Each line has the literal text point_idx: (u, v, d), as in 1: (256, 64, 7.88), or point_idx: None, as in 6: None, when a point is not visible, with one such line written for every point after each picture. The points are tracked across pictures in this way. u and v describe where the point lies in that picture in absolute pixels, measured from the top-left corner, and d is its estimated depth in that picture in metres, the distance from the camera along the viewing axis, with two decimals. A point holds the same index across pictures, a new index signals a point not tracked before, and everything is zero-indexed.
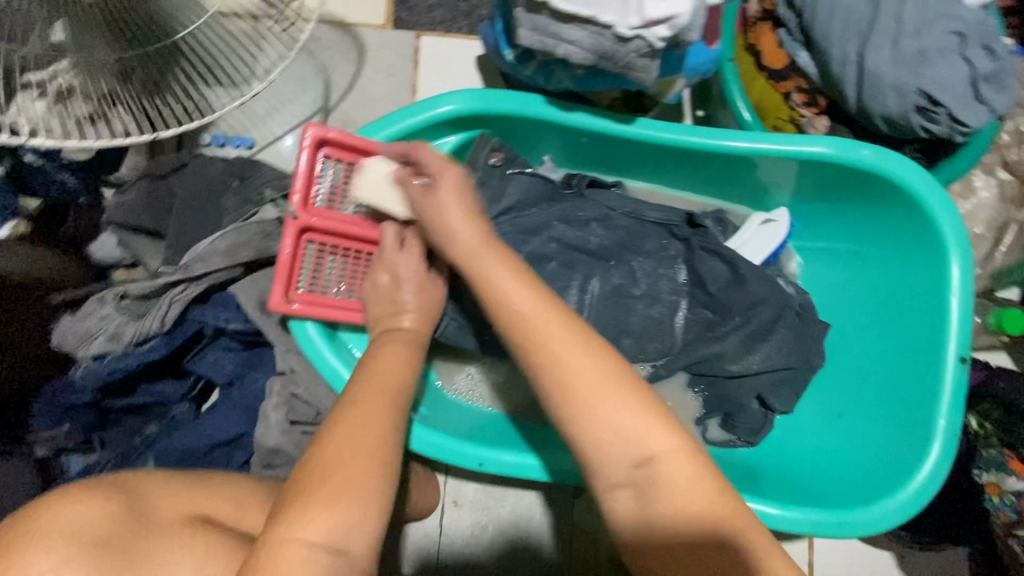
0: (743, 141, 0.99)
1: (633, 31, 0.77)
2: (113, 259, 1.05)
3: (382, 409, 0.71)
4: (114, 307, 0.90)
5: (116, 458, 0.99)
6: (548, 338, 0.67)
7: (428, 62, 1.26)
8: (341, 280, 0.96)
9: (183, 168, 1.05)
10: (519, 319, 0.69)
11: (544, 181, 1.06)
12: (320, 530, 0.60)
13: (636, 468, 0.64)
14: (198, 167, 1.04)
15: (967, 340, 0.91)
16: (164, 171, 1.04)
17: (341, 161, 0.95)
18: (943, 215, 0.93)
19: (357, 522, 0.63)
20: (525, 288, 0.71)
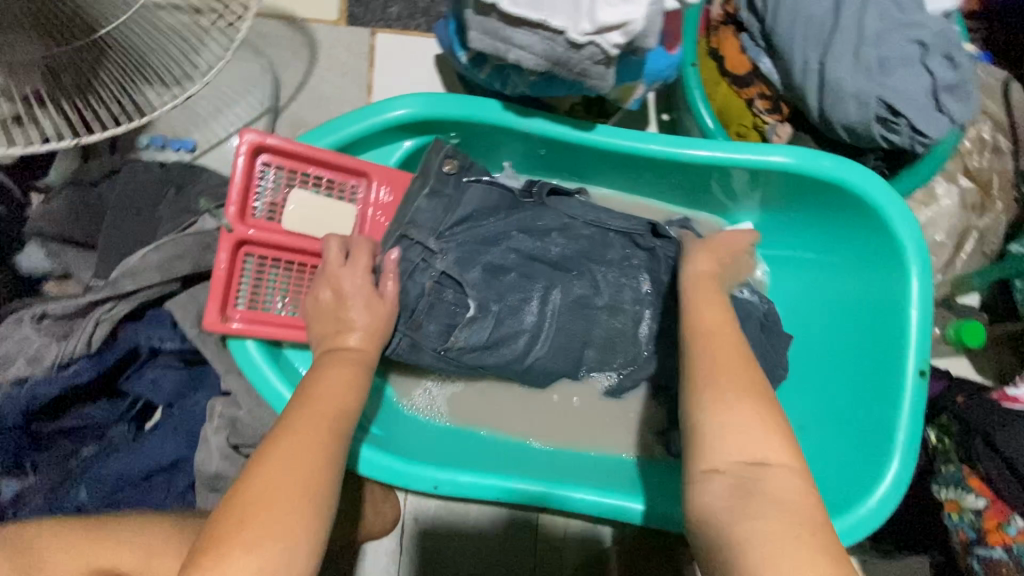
0: (706, 150, 0.96)
1: (586, 37, 0.74)
2: (42, 270, 0.98)
3: (321, 435, 0.67)
4: (34, 328, 0.84)
5: (47, 485, 0.92)
6: (715, 348, 0.71)
7: (384, 60, 1.20)
8: (284, 294, 0.91)
9: (116, 174, 0.99)
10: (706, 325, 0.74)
11: (503, 189, 1.00)
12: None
13: (748, 464, 0.62)
14: (132, 173, 0.97)
15: (926, 353, 0.90)
16: (95, 178, 0.99)
17: (284, 168, 0.91)
18: (904, 227, 0.92)
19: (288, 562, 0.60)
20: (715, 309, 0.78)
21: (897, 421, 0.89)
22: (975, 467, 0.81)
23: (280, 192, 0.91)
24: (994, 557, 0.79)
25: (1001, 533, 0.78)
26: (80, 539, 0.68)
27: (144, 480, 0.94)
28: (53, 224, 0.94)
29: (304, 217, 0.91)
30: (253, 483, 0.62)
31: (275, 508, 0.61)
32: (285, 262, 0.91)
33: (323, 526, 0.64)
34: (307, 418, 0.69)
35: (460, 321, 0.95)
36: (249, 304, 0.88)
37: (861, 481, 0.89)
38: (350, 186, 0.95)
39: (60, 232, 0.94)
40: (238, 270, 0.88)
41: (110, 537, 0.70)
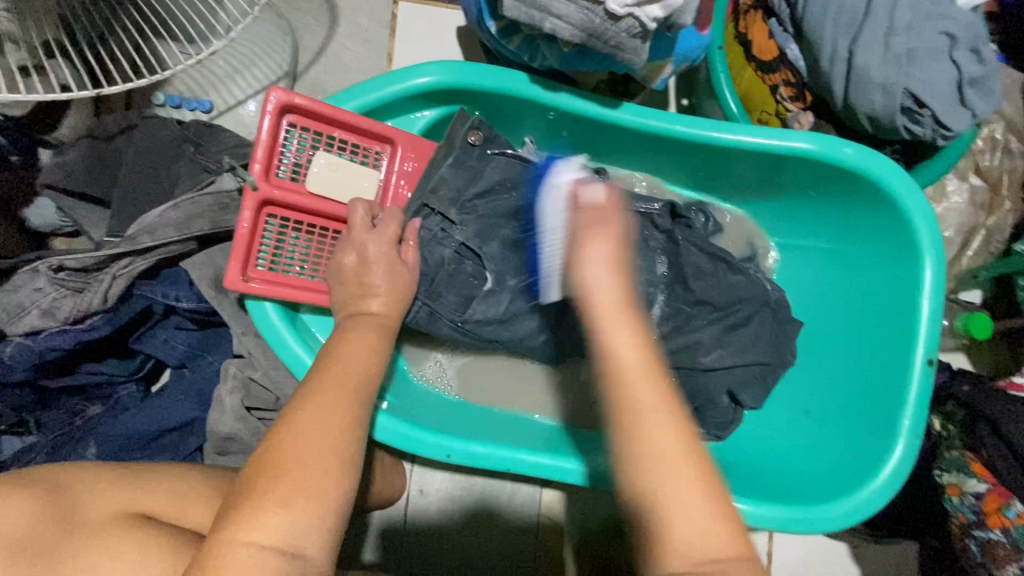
0: (730, 133, 0.97)
1: (625, 10, 0.73)
2: (52, 226, 0.98)
3: (344, 398, 0.69)
4: (49, 281, 0.81)
5: (54, 442, 0.92)
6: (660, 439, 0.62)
7: (406, 29, 1.19)
8: (304, 258, 0.91)
9: (132, 129, 0.96)
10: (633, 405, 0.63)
11: (524, 163, 0.98)
12: (271, 530, 0.58)
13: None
14: (150, 129, 0.95)
15: (935, 342, 0.92)
16: (110, 132, 0.96)
17: (308, 129, 0.90)
18: (920, 217, 0.93)
19: (313, 518, 0.61)
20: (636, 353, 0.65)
21: (903, 408, 0.91)
22: (976, 452, 0.84)
23: (304, 155, 0.90)
24: (992, 539, 0.81)
25: (1000, 517, 0.80)
26: (100, 491, 0.67)
27: (154, 440, 0.93)
28: (66, 176, 0.92)
29: (331, 181, 0.90)
30: (282, 442, 0.64)
31: (301, 465, 0.62)
32: (306, 226, 0.90)
33: (347, 484, 0.64)
34: (332, 382, 0.70)
35: (478, 293, 0.95)
36: (269, 265, 0.88)
37: (865, 465, 0.91)
38: (374, 151, 0.94)
39: (73, 185, 0.92)
40: (260, 230, 0.87)
41: (129, 490, 0.69)
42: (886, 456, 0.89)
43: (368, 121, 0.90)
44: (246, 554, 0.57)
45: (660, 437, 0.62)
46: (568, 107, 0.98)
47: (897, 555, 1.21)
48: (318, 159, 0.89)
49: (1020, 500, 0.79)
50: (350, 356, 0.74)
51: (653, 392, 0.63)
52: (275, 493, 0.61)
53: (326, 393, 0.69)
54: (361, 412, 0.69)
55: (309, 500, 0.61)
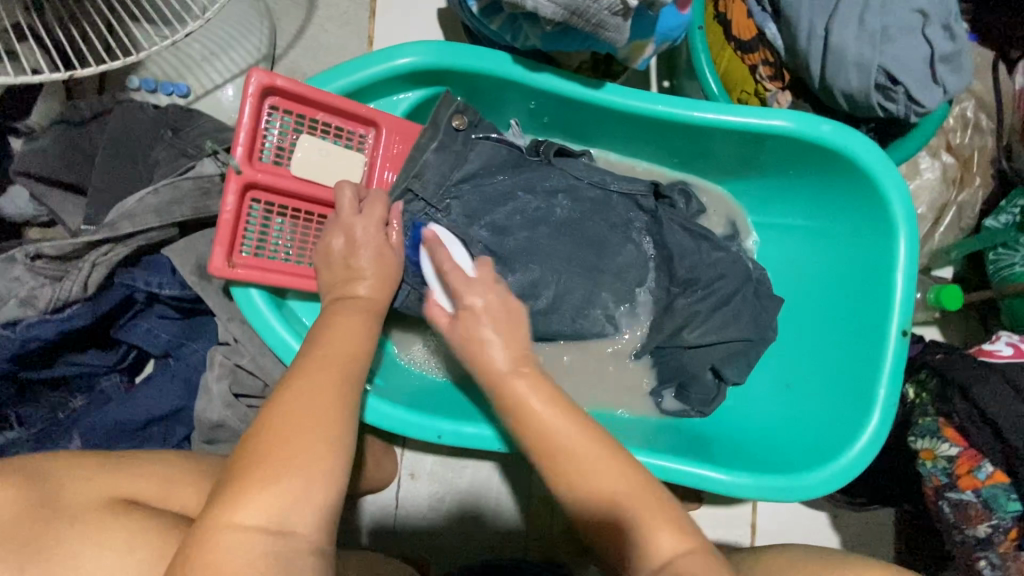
0: (710, 112, 0.98)
1: None
2: (26, 215, 0.95)
3: (332, 380, 0.69)
4: (25, 270, 0.80)
5: (36, 435, 0.91)
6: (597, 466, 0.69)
7: (385, 11, 1.17)
8: (289, 243, 0.90)
9: (107, 115, 0.94)
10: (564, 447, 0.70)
11: (509, 147, 0.99)
12: (258, 511, 0.59)
13: None
14: (125, 113, 0.93)
15: (909, 314, 0.95)
16: (84, 117, 0.93)
17: (290, 112, 0.89)
18: (894, 193, 0.96)
19: (311, 494, 0.61)
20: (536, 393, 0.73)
21: (879, 378, 0.94)
22: (948, 417, 0.87)
23: (287, 138, 0.90)
24: (964, 499, 0.84)
25: (972, 478, 0.84)
26: (88, 479, 0.67)
27: (140, 430, 0.92)
28: (40, 164, 0.90)
29: (316, 164, 0.89)
30: (267, 426, 0.64)
31: (294, 444, 0.63)
32: (292, 210, 0.90)
33: (342, 460, 0.65)
34: (322, 363, 0.71)
35: None
36: (256, 251, 0.87)
37: (843, 433, 0.95)
38: (358, 134, 0.94)
39: (46, 171, 0.90)
40: (245, 215, 0.87)
41: (118, 477, 0.69)
42: (862, 425, 0.93)
43: (352, 104, 0.90)
44: (233, 534, 0.58)
45: (568, 439, 0.70)
46: (550, 88, 0.99)
47: (875, 522, 1.25)
48: (302, 142, 0.88)
49: (990, 462, 0.83)
50: (338, 338, 0.74)
51: (541, 399, 0.73)
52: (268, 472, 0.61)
53: (316, 375, 0.69)
54: (352, 392, 0.70)
55: (304, 476, 0.61)
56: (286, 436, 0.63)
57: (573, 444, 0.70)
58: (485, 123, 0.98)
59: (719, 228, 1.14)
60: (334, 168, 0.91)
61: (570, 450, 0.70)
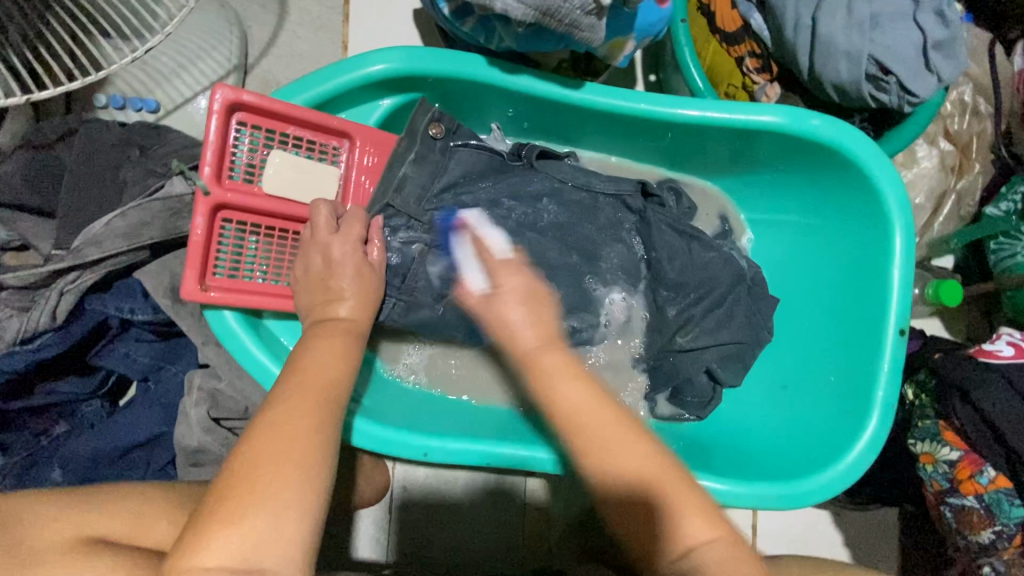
0: (695, 109, 0.94)
1: None
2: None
3: (303, 406, 0.66)
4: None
5: (22, 465, 0.89)
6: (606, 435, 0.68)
7: (359, 14, 1.13)
8: (265, 262, 0.87)
9: (72, 135, 0.91)
10: (572, 410, 0.70)
11: (491, 153, 0.97)
12: (220, 551, 0.55)
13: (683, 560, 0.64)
14: (90, 133, 0.90)
15: (906, 311, 0.92)
16: (48, 139, 0.90)
17: (259, 127, 0.86)
18: (887, 186, 0.92)
19: (287, 529, 0.57)
20: (571, 378, 0.72)
21: (876, 378, 0.91)
22: (948, 420, 0.84)
23: (257, 154, 0.86)
24: (967, 505, 0.83)
25: (974, 483, 0.82)
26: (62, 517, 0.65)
27: (121, 457, 0.91)
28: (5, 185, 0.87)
29: (290, 180, 0.86)
30: (235, 460, 0.61)
31: (265, 475, 0.59)
32: (266, 228, 0.87)
33: (319, 488, 0.62)
34: (298, 391, 0.68)
35: (449, 289, 0.92)
36: (230, 273, 0.84)
37: (840, 435, 0.92)
38: (332, 147, 0.90)
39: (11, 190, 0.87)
40: (216, 236, 0.83)
41: (90, 513, 0.67)
42: (860, 427, 0.90)
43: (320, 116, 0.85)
44: None
45: (590, 428, 0.69)
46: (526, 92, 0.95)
47: (879, 520, 1.23)
48: (274, 157, 0.85)
49: (992, 466, 0.81)
50: (316, 362, 0.72)
51: (577, 389, 0.71)
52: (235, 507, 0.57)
53: (293, 402, 0.66)
54: (331, 419, 0.67)
55: (273, 511, 0.58)
56: (260, 466, 0.60)
57: (593, 421, 0.69)
58: (465, 130, 0.96)
59: (712, 226, 1.11)
60: (310, 184, 0.88)
61: (582, 416, 0.69)
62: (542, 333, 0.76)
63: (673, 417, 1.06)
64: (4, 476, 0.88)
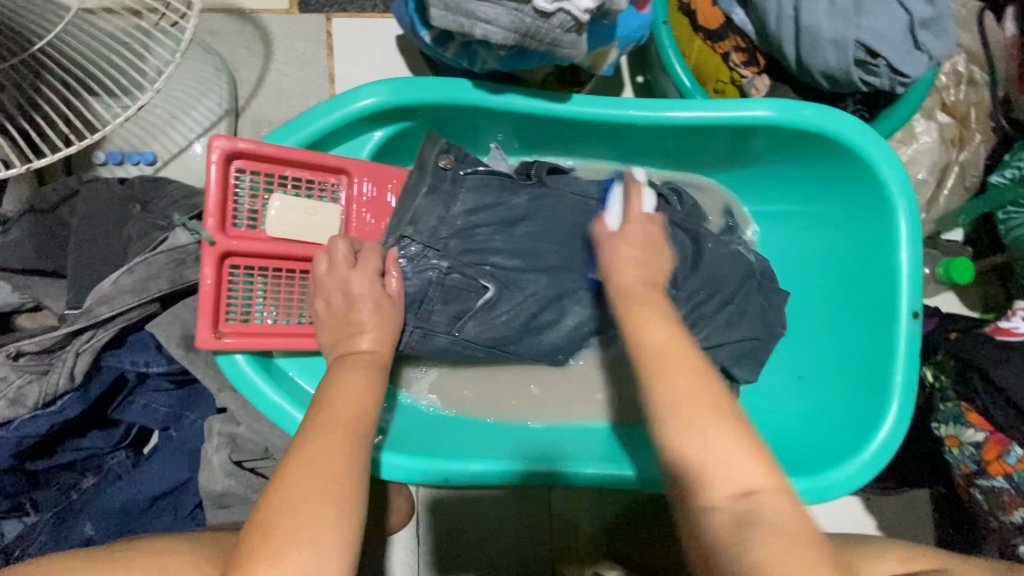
0: (686, 110, 0.94)
1: (553, 5, 0.71)
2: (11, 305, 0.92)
3: (339, 440, 0.67)
4: (13, 369, 0.81)
5: (52, 521, 0.90)
6: (680, 372, 0.62)
7: (343, 46, 1.14)
8: (274, 304, 0.89)
9: (76, 194, 0.93)
10: (656, 345, 0.65)
11: (495, 172, 0.97)
12: None
13: (740, 496, 0.56)
14: (93, 192, 0.92)
15: (918, 293, 0.91)
16: (52, 202, 0.92)
17: (258, 172, 0.87)
18: (887, 169, 0.92)
19: (322, 568, 0.57)
20: (665, 321, 0.67)
21: (894, 364, 0.90)
22: (971, 402, 0.84)
23: (257, 198, 0.87)
24: (996, 487, 0.82)
25: (1001, 464, 0.81)
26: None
27: (149, 507, 0.92)
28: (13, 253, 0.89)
29: (293, 222, 0.87)
30: (270, 498, 0.61)
31: (300, 514, 0.59)
32: (274, 270, 0.88)
33: (352, 522, 0.62)
34: (323, 428, 0.68)
35: (462, 311, 0.93)
36: (242, 318, 0.86)
37: (863, 424, 0.91)
38: (330, 183, 0.91)
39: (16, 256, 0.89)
40: (226, 283, 0.85)
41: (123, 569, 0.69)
42: (883, 415, 0.89)
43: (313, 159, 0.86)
44: None
45: (702, 408, 0.60)
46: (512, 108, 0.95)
47: (912, 501, 1.22)
48: (275, 201, 0.86)
49: (1020, 445, 0.79)
50: (336, 399, 0.72)
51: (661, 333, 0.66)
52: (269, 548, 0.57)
53: (317, 441, 0.66)
54: (358, 453, 0.67)
55: (307, 550, 0.57)
56: (292, 504, 0.60)
57: (673, 360, 0.63)
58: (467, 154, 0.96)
59: (717, 222, 1.10)
60: (313, 223, 0.88)
61: (653, 353, 0.64)
62: (643, 277, 0.74)
63: None
64: (36, 537, 0.89)
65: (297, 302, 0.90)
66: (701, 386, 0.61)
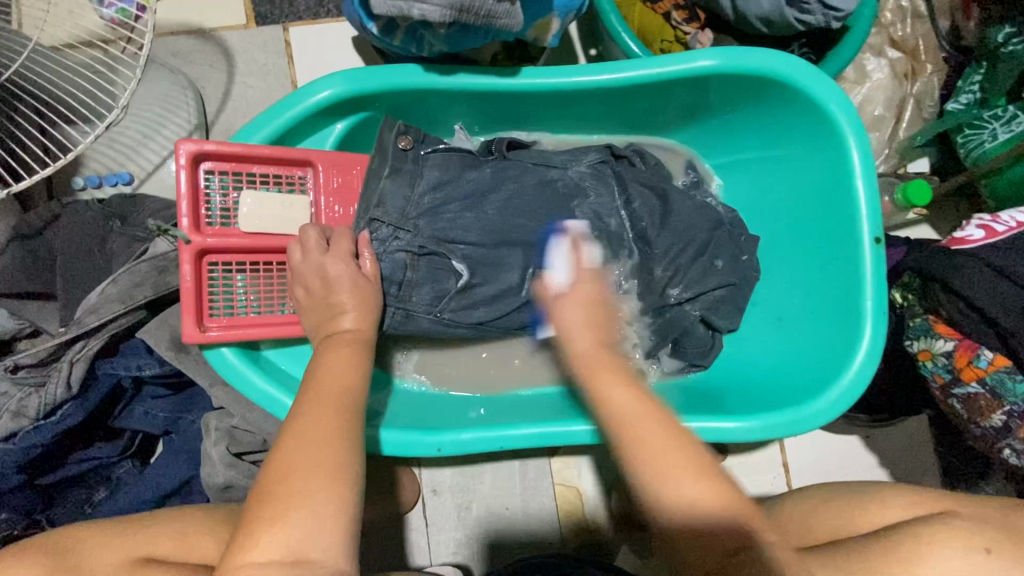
0: (632, 70, 0.97)
1: None
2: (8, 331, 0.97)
3: (330, 413, 0.70)
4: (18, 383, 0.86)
5: None
6: (655, 443, 0.68)
7: (302, 53, 1.18)
8: (255, 297, 0.92)
9: (57, 220, 0.97)
10: (621, 418, 0.71)
11: (458, 152, 1.00)
12: (272, 548, 0.59)
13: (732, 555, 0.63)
14: (75, 213, 0.96)
15: (878, 218, 0.93)
16: (37, 227, 0.95)
17: (227, 172, 0.91)
18: (832, 102, 0.94)
19: (324, 524, 0.61)
20: (626, 386, 0.74)
21: (862, 289, 0.92)
22: (938, 312, 0.86)
23: (228, 198, 0.91)
24: (971, 393, 0.84)
25: (973, 369, 0.83)
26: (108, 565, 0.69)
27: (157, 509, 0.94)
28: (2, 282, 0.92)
29: (264, 215, 0.91)
30: (269, 469, 0.65)
31: (297, 481, 0.62)
32: (252, 262, 0.92)
33: (350, 488, 0.65)
34: (315, 401, 0.71)
35: (441, 287, 0.95)
36: (228, 314, 0.89)
37: (840, 351, 0.93)
38: (297, 177, 0.95)
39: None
40: (207, 281, 0.89)
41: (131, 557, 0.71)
42: (857, 339, 0.91)
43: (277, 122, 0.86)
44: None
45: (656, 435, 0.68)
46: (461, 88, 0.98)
47: (914, 432, 1.23)
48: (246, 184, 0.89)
49: (988, 348, 0.82)
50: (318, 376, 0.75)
51: (626, 395, 0.72)
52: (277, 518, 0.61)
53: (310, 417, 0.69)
54: (347, 424, 0.69)
55: (307, 512, 0.61)
56: (295, 477, 0.64)
57: (642, 425, 0.69)
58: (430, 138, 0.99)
59: (683, 177, 1.13)
60: (285, 214, 0.92)
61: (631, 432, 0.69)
62: (596, 339, 0.83)
63: (679, 371, 1.07)
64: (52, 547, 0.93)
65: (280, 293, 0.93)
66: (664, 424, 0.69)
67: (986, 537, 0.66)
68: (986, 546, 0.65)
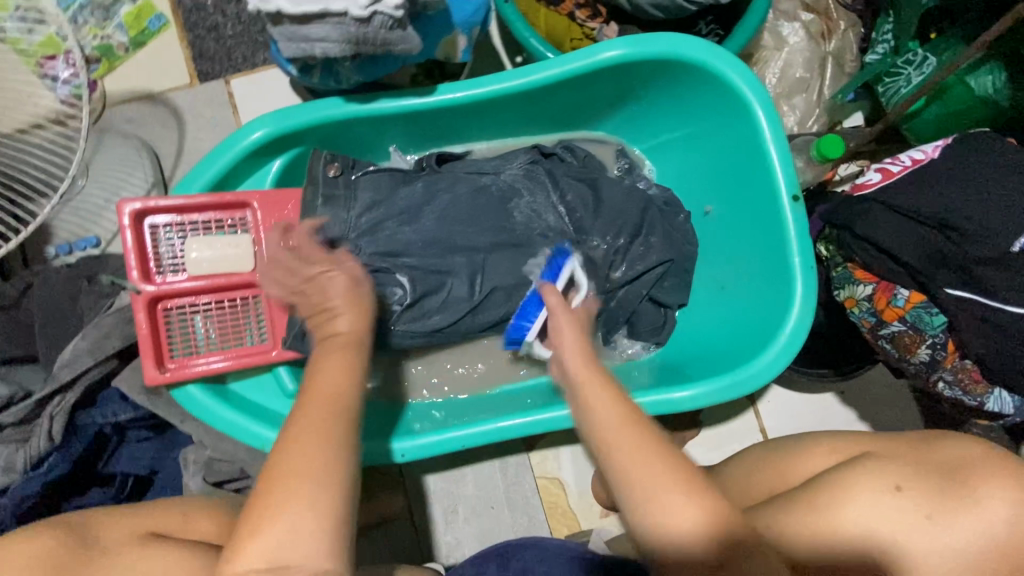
0: (541, 73, 1.01)
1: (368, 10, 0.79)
2: None
3: (325, 430, 0.69)
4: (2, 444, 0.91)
5: None
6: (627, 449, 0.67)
7: (246, 101, 1.25)
8: (216, 333, 0.99)
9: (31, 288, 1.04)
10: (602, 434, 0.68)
11: (392, 172, 1.06)
12: (263, 550, 0.63)
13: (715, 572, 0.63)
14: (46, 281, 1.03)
15: (794, 179, 0.96)
16: (12, 297, 1.02)
17: (171, 223, 0.97)
18: (733, 74, 0.97)
19: (312, 532, 0.64)
20: (603, 391, 0.71)
21: (788, 249, 0.95)
22: (853, 260, 0.93)
23: (175, 246, 0.97)
24: (896, 331, 0.91)
25: (893, 309, 0.89)
26: None
27: None
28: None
29: (212, 259, 0.97)
30: (270, 470, 0.67)
31: (295, 490, 0.65)
32: (206, 303, 0.98)
33: (338, 500, 0.67)
34: (315, 409, 0.71)
35: (388, 302, 1.00)
36: (186, 354, 0.96)
37: (776, 310, 0.96)
38: (238, 219, 1.00)
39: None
40: (166, 323, 0.96)
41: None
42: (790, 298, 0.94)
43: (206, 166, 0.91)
44: (243, 573, 0.63)
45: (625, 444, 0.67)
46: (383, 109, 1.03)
47: (885, 382, 1.25)
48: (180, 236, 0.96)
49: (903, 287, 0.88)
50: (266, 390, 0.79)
51: (605, 407, 0.70)
52: (270, 509, 0.65)
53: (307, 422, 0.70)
54: (342, 433, 0.70)
55: (299, 519, 0.64)
56: (285, 477, 0.66)
57: (627, 448, 0.67)
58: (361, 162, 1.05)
59: (615, 166, 1.17)
60: (226, 257, 0.97)
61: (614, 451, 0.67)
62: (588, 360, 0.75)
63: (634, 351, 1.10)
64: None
65: (241, 329, 1.00)
66: (647, 447, 0.67)
67: (898, 475, 0.74)
68: (898, 483, 0.73)
